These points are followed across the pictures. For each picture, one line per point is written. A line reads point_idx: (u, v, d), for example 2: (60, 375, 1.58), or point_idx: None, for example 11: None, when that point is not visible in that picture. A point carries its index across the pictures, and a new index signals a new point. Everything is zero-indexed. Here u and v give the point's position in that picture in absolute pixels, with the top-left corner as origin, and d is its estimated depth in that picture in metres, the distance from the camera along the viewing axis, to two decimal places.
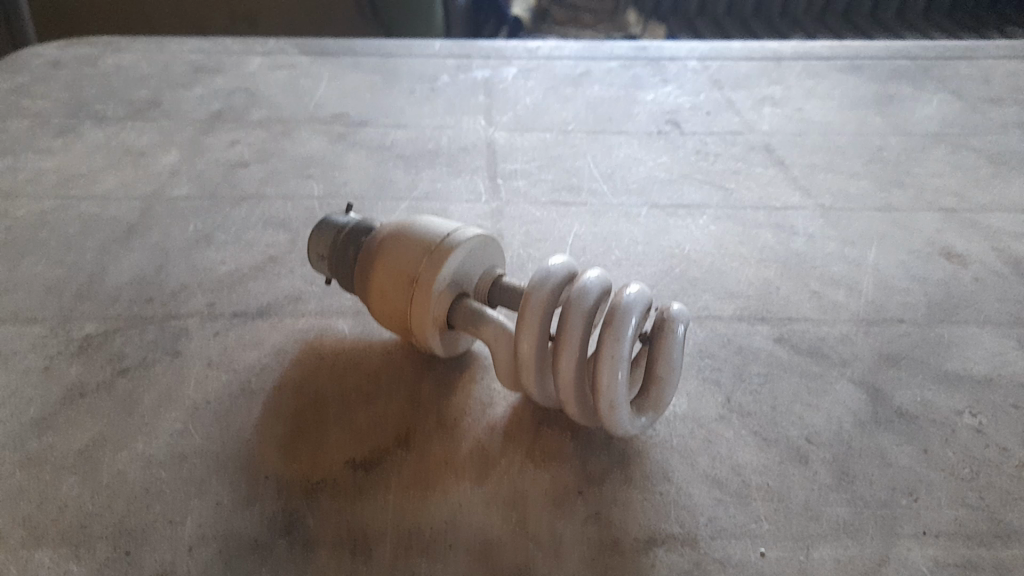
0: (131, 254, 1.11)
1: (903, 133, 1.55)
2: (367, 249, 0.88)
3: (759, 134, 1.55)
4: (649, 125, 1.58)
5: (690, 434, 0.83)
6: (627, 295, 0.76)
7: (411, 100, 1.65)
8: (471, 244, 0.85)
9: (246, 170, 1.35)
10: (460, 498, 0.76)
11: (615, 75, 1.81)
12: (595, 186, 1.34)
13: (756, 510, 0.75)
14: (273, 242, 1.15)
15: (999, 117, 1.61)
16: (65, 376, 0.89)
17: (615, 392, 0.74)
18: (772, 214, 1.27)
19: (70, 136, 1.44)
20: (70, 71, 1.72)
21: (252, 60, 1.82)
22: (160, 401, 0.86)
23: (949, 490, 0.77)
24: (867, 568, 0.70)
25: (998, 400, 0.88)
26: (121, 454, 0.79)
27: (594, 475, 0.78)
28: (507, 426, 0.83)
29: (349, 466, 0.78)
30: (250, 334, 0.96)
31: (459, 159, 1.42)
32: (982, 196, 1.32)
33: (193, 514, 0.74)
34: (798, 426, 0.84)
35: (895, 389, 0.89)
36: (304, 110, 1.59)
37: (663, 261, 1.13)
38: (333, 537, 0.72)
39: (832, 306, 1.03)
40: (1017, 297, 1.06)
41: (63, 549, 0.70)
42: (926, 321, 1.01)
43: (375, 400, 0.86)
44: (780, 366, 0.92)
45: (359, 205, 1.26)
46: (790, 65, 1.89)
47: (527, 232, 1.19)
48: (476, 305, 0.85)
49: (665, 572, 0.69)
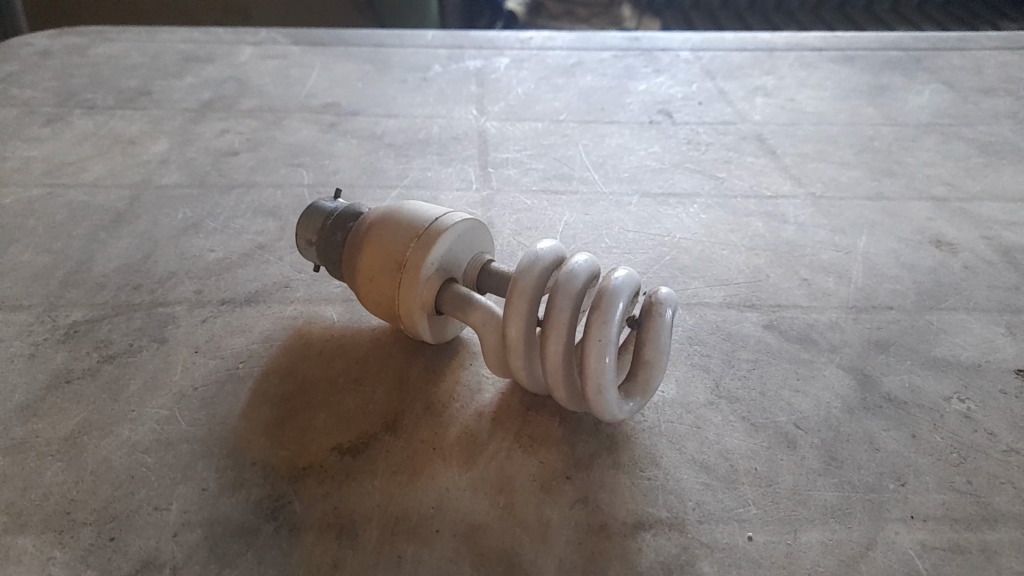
0: (118, 242, 1.10)
1: (895, 123, 1.55)
2: (355, 234, 0.87)
3: (750, 123, 1.55)
4: (641, 114, 1.57)
5: (679, 420, 0.83)
6: (615, 278, 0.76)
7: (402, 90, 1.64)
8: (460, 229, 0.84)
9: (235, 159, 1.35)
10: (448, 483, 0.75)
11: (607, 65, 1.81)
12: (586, 175, 1.34)
13: (744, 495, 0.74)
14: (262, 230, 1.14)
15: (991, 107, 1.61)
16: (51, 362, 0.88)
17: (602, 375, 0.74)
18: (764, 202, 1.26)
19: (58, 125, 1.43)
20: (59, 60, 1.70)
21: (243, 49, 1.81)
22: (147, 387, 0.85)
23: (937, 475, 0.77)
24: (854, 551, 0.70)
25: (987, 386, 0.88)
26: (106, 440, 0.79)
27: (581, 460, 0.77)
28: (495, 411, 0.83)
29: (336, 451, 0.78)
30: (238, 321, 0.95)
31: (450, 148, 1.41)
32: (973, 184, 1.32)
33: (179, 500, 0.73)
34: (786, 412, 0.84)
35: (883, 375, 0.89)
36: (295, 100, 1.58)
37: (653, 248, 1.13)
38: (319, 521, 0.72)
39: (822, 294, 1.03)
40: (1006, 284, 1.06)
41: (47, 535, 0.70)
42: (916, 308, 1.01)
43: (363, 386, 0.86)
44: (769, 352, 0.92)
45: (349, 193, 1.26)
46: (782, 55, 1.89)
47: (518, 220, 1.19)
48: (464, 290, 0.84)
49: (653, 556, 0.69)
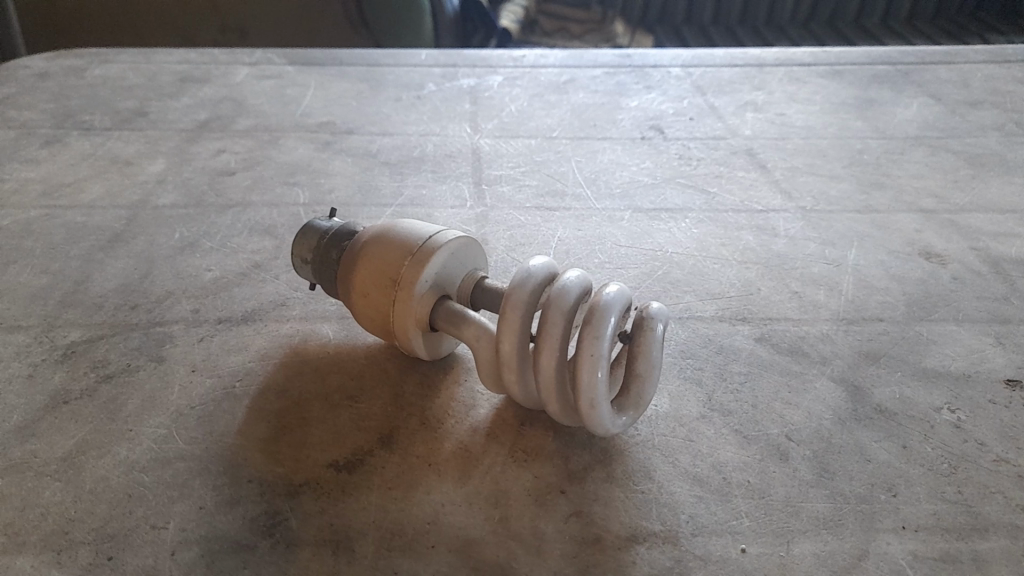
0: (116, 262, 1.11)
1: (884, 136, 1.57)
2: (349, 252, 0.88)
3: (741, 138, 1.57)
4: (633, 130, 1.59)
5: (672, 433, 0.83)
6: (607, 294, 0.77)
7: (397, 109, 1.66)
8: (453, 246, 0.86)
9: (232, 178, 1.36)
10: (443, 498, 0.76)
11: (599, 82, 1.83)
12: (579, 191, 1.35)
13: (737, 507, 0.75)
14: (258, 248, 1.15)
15: (978, 120, 1.63)
16: (49, 382, 0.89)
17: (594, 389, 0.75)
18: (755, 216, 1.28)
19: (56, 147, 1.44)
20: (57, 82, 1.72)
21: (239, 69, 1.84)
22: (145, 406, 0.86)
23: (928, 485, 0.78)
24: (846, 562, 0.70)
25: (976, 395, 0.89)
26: (104, 459, 0.80)
27: (575, 474, 0.78)
28: (489, 426, 0.84)
29: (332, 468, 0.79)
30: (234, 339, 0.96)
31: (444, 165, 1.43)
32: (960, 196, 1.34)
33: (176, 518, 0.74)
34: (778, 423, 0.85)
35: (874, 386, 0.90)
36: (291, 119, 1.59)
37: (646, 263, 1.14)
38: (316, 539, 0.72)
39: (812, 306, 1.04)
40: (994, 295, 1.07)
41: (45, 555, 0.70)
42: (905, 319, 1.02)
43: (359, 402, 0.87)
44: (761, 365, 0.93)
45: (345, 211, 1.27)
46: (772, 70, 1.91)
47: (512, 236, 1.20)
48: (458, 306, 0.85)
49: (647, 569, 0.70)
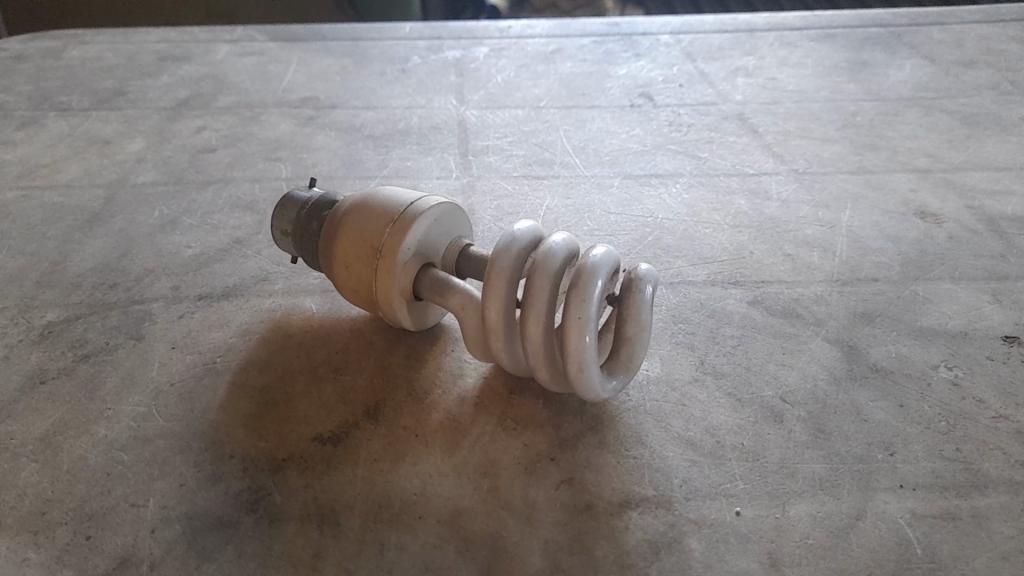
0: (93, 242, 1.08)
1: (877, 98, 1.55)
2: (330, 223, 0.86)
3: (732, 104, 1.54)
4: (622, 98, 1.56)
5: (664, 398, 0.82)
6: (593, 256, 0.74)
7: (381, 82, 1.63)
8: (436, 213, 0.83)
9: (212, 155, 1.33)
10: (430, 470, 0.74)
11: (587, 51, 1.79)
12: (568, 159, 1.33)
13: (731, 470, 0.74)
14: (239, 224, 1.13)
15: (972, 79, 1.61)
16: (25, 364, 0.87)
17: (583, 354, 0.73)
18: (747, 180, 1.26)
19: (33, 128, 1.41)
20: (34, 64, 1.68)
21: (219, 46, 1.80)
22: (123, 384, 0.84)
23: (926, 443, 0.76)
24: (844, 523, 0.69)
25: (974, 353, 0.87)
26: (82, 439, 0.77)
27: (565, 441, 0.76)
28: (478, 396, 0.82)
29: (317, 442, 0.77)
30: (216, 315, 0.94)
31: (429, 137, 1.40)
32: (955, 155, 1.32)
33: (156, 496, 0.72)
34: (772, 385, 0.83)
35: (869, 346, 0.88)
36: (273, 95, 1.56)
37: (637, 230, 1.12)
38: (300, 512, 0.70)
39: (806, 268, 1.02)
40: (991, 252, 1.05)
41: (22, 536, 0.69)
42: (901, 279, 1.00)
43: (343, 375, 0.84)
44: (755, 328, 0.91)
45: (327, 185, 1.24)
46: (763, 35, 1.88)
47: (499, 206, 1.17)
48: (442, 274, 0.83)
49: (640, 534, 0.68)
